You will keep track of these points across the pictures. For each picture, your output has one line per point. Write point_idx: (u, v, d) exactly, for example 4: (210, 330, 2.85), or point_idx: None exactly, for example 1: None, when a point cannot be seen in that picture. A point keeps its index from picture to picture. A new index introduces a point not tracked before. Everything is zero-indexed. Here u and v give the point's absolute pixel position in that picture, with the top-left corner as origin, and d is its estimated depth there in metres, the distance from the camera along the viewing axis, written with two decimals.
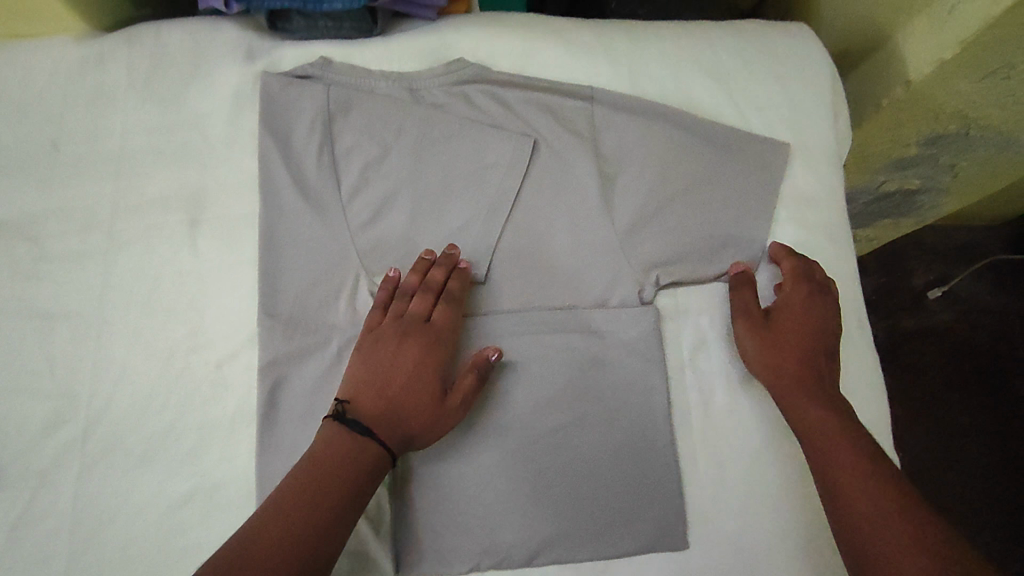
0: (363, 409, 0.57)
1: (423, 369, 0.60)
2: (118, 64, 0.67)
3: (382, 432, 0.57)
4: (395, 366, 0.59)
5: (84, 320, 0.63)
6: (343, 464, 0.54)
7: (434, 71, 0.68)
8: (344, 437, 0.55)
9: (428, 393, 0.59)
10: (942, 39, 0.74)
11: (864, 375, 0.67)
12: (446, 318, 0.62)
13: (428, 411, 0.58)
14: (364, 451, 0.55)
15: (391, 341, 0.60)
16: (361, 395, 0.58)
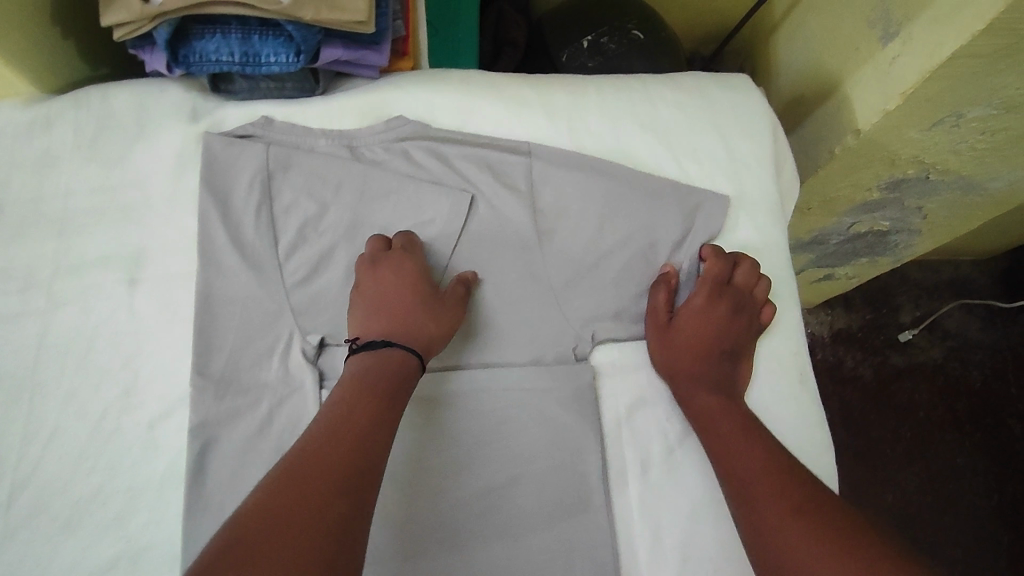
0: (372, 334, 0.61)
1: (407, 282, 0.63)
2: (65, 126, 0.69)
3: (393, 366, 0.57)
4: (381, 290, 0.62)
5: (16, 381, 0.62)
6: (379, 376, 0.56)
7: (373, 128, 0.69)
8: (363, 371, 0.57)
9: (422, 299, 0.63)
10: (886, 89, 0.74)
11: (811, 431, 0.65)
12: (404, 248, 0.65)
13: (429, 311, 0.62)
14: (389, 375, 0.56)
15: (367, 274, 0.64)
16: (364, 326, 0.62)
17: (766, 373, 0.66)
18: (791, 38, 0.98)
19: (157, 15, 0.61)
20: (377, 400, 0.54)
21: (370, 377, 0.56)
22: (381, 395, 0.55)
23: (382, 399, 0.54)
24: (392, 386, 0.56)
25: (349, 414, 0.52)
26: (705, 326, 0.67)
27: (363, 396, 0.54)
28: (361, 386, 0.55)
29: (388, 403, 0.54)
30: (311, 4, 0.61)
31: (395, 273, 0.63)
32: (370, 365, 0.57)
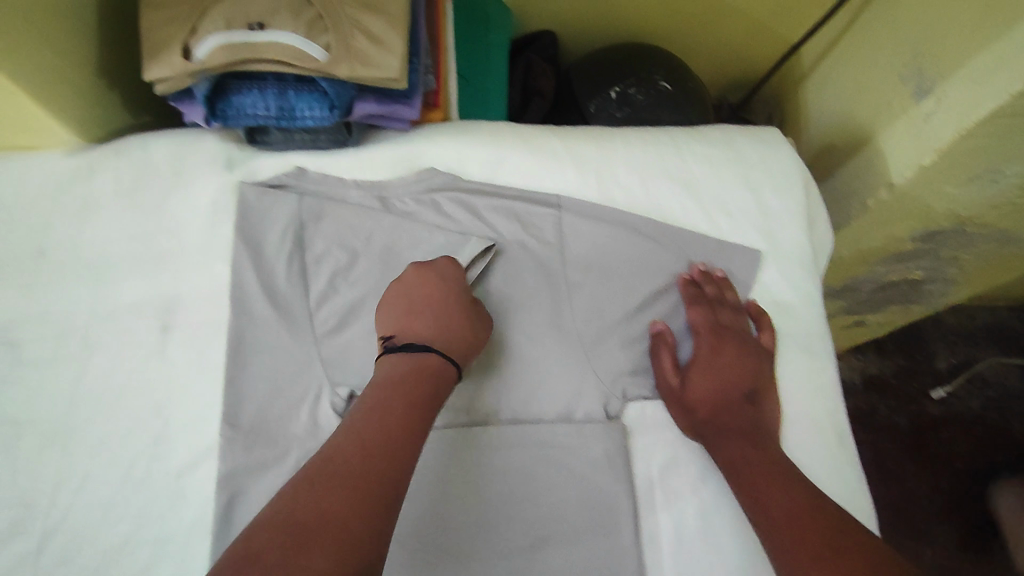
0: (413, 334, 0.57)
1: (454, 288, 0.61)
2: (107, 175, 0.71)
3: (416, 389, 0.52)
4: (425, 295, 0.59)
5: (48, 427, 0.62)
6: (428, 379, 0.53)
7: (406, 180, 0.70)
8: (387, 400, 0.50)
9: (466, 304, 0.60)
10: (921, 145, 0.74)
11: (853, 496, 0.62)
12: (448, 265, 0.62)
13: (473, 320, 0.60)
14: (416, 396, 0.51)
15: (416, 276, 0.61)
16: (403, 326, 0.58)
17: (807, 434, 0.63)
18: (821, 90, 0.98)
19: (197, 71, 0.63)
20: (392, 431, 0.48)
21: (385, 411, 0.49)
22: (394, 424, 0.48)
23: (398, 429, 0.48)
24: (407, 412, 0.50)
25: (361, 451, 0.45)
26: (725, 374, 0.62)
27: (377, 432, 0.47)
28: (377, 420, 0.48)
29: (403, 431, 0.48)
30: (345, 62, 0.63)
31: (439, 279, 0.61)
32: (393, 390, 0.51)
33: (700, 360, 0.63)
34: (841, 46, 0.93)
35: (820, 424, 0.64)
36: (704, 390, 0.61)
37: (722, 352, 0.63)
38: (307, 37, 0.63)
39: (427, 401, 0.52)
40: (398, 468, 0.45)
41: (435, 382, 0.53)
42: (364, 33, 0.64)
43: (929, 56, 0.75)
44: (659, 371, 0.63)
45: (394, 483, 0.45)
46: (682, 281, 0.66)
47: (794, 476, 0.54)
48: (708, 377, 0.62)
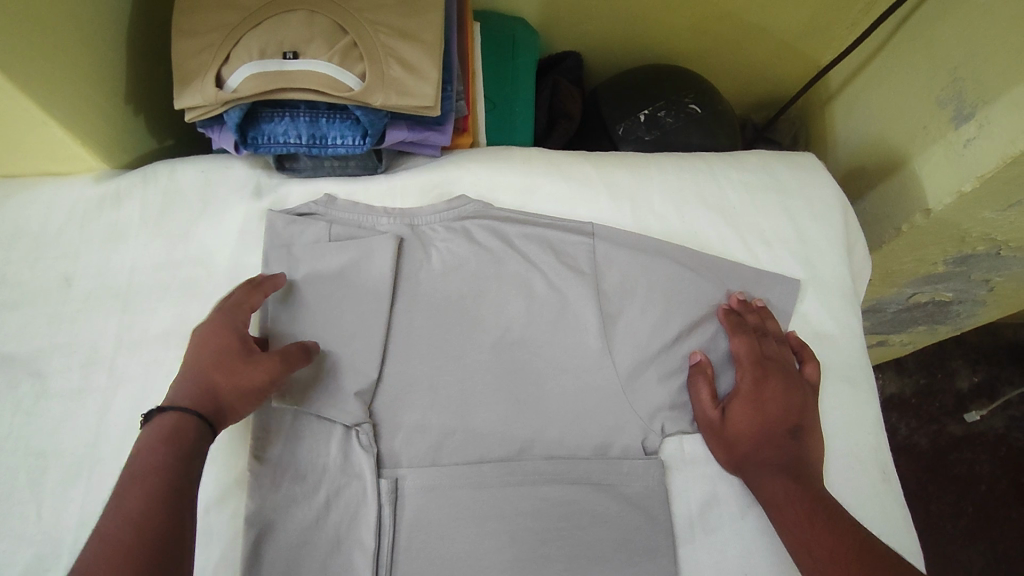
0: (172, 393, 0.52)
1: (223, 341, 0.55)
2: (133, 203, 0.70)
3: (172, 445, 0.47)
4: (192, 350, 0.55)
5: (73, 461, 0.60)
6: (154, 440, 0.47)
7: (435, 207, 0.68)
8: (147, 448, 0.47)
9: (227, 355, 0.54)
10: (960, 171, 0.72)
11: (901, 535, 0.60)
12: (244, 298, 0.59)
13: (226, 370, 0.53)
14: (177, 450, 0.47)
15: (207, 330, 0.56)
16: (174, 382, 0.53)
17: (850, 471, 0.62)
18: (850, 111, 0.97)
19: (230, 101, 0.62)
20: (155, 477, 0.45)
21: (129, 485, 0.44)
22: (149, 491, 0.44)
23: (155, 494, 0.44)
24: (159, 472, 0.45)
25: (108, 550, 0.40)
26: (768, 407, 0.59)
27: (123, 516, 0.42)
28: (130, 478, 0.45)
29: (163, 491, 0.44)
30: (380, 91, 0.62)
31: (211, 331, 0.56)
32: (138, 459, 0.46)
33: (738, 392, 0.61)
34: (872, 68, 0.92)
35: (865, 459, 0.62)
36: (747, 421, 0.59)
37: (765, 385, 0.60)
38: (343, 66, 0.62)
39: (190, 450, 0.48)
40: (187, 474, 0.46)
41: (183, 435, 0.48)
42: (397, 62, 0.63)
43: (968, 80, 0.74)
44: (695, 403, 0.61)
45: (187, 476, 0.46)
46: (722, 309, 0.64)
47: (834, 507, 0.52)
48: (751, 408, 0.59)
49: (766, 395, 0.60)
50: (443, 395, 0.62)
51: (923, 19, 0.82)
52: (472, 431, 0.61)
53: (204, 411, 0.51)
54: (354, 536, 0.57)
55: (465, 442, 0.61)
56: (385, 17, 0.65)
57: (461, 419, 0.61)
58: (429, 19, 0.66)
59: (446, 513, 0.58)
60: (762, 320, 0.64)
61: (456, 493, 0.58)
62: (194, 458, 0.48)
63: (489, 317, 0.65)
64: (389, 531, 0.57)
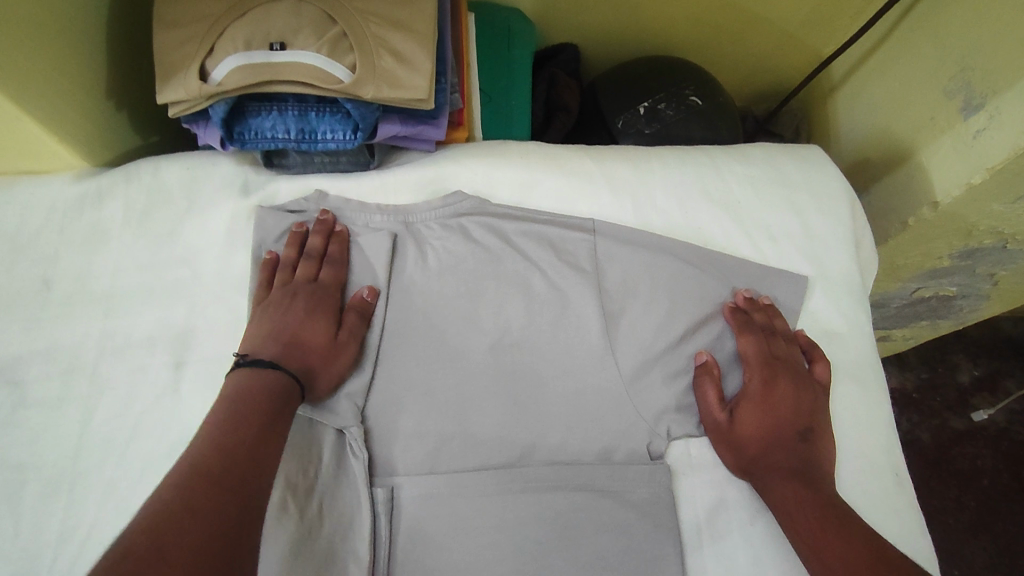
0: (261, 350, 0.56)
1: (317, 317, 0.59)
2: (115, 202, 0.67)
3: (258, 404, 0.50)
4: (289, 319, 0.58)
5: (54, 472, 0.58)
6: (248, 394, 0.51)
7: (429, 204, 0.66)
8: (244, 385, 0.52)
9: (322, 331, 0.58)
10: (969, 163, 0.70)
11: (914, 540, 0.58)
12: (328, 273, 0.62)
13: (322, 347, 0.57)
14: (264, 407, 0.50)
15: (285, 297, 0.60)
16: (259, 343, 0.56)
17: (861, 473, 0.60)
18: (853, 102, 0.95)
19: (215, 94, 0.59)
20: (251, 408, 0.50)
21: (216, 434, 0.47)
22: (235, 442, 0.47)
23: (231, 446, 0.46)
24: (240, 418, 0.49)
25: (210, 452, 0.45)
26: (778, 409, 0.57)
27: (221, 433, 0.47)
28: (234, 402, 0.50)
29: (241, 445, 0.47)
30: (372, 83, 0.60)
31: (307, 304, 0.59)
32: (224, 412, 0.49)
33: (746, 392, 0.59)
34: (877, 58, 0.90)
35: (876, 461, 0.60)
36: (755, 424, 0.57)
37: (774, 387, 0.58)
38: (332, 57, 0.60)
39: (267, 402, 0.51)
40: (277, 415, 0.51)
41: (274, 386, 0.52)
42: (389, 52, 0.61)
43: (977, 70, 0.72)
44: (702, 405, 0.59)
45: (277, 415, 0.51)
46: (731, 307, 0.63)
47: (849, 516, 0.50)
48: (759, 410, 0.57)
49: (777, 394, 0.58)
50: (441, 398, 0.60)
51: (930, 7, 0.80)
52: (471, 437, 0.59)
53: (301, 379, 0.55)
54: (348, 547, 0.55)
55: (464, 450, 0.59)
56: (376, 7, 0.62)
57: (459, 424, 0.59)
58: (421, 8, 0.63)
59: (445, 523, 0.55)
60: (774, 320, 0.63)
61: (454, 501, 0.56)
62: (280, 414, 0.51)
63: (487, 318, 0.62)
64: (385, 543, 0.55)
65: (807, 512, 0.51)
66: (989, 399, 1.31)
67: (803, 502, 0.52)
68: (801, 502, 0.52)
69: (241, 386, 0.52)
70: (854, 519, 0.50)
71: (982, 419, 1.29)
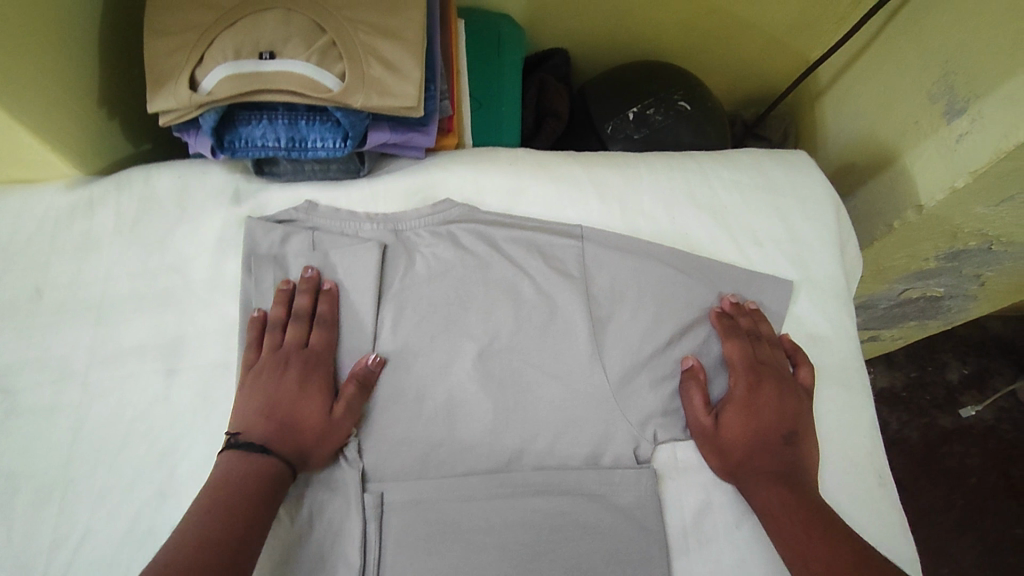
0: (253, 430, 0.55)
1: (312, 392, 0.58)
2: (106, 210, 0.68)
3: (246, 487, 0.51)
4: (283, 391, 0.57)
5: (45, 480, 0.58)
6: (234, 479, 0.51)
7: (419, 212, 0.66)
8: (234, 469, 0.52)
9: (317, 407, 0.57)
10: (952, 167, 0.71)
11: (896, 540, 0.59)
12: (319, 337, 0.61)
13: (317, 425, 0.56)
14: (251, 492, 0.51)
15: (279, 366, 0.59)
16: (253, 420, 0.56)
17: (845, 475, 0.61)
18: (840, 107, 0.96)
19: (205, 104, 0.60)
20: (238, 492, 0.50)
21: (201, 519, 0.48)
22: (217, 529, 0.47)
23: (212, 532, 0.47)
24: (224, 502, 0.49)
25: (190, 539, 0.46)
26: (762, 413, 0.58)
27: (204, 518, 0.48)
28: (222, 485, 0.51)
29: (221, 530, 0.47)
30: (361, 91, 0.60)
31: (301, 376, 0.58)
32: (212, 495, 0.50)
33: (732, 398, 0.60)
34: (863, 62, 0.91)
35: (859, 463, 0.61)
36: (740, 429, 0.58)
37: (759, 393, 0.59)
38: (321, 66, 0.60)
39: (254, 486, 0.51)
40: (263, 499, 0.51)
41: (264, 471, 0.52)
42: (378, 61, 0.61)
43: (960, 75, 0.73)
44: (688, 410, 0.60)
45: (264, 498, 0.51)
46: (717, 311, 0.63)
47: (830, 520, 0.52)
48: (744, 415, 0.58)
49: (763, 400, 0.59)
50: (430, 404, 0.60)
51: (913, 12, 0.81)
52: (461, 442, 0.60)
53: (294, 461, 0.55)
54: (338, 552, 0.56)
55: (454, 455, 0.59)
56: (365, 15, 0.63)
57: (449, 430, 0.60)
58: (410, 17, 0.64)
59: (434, 527, 0.56)
60: (759, 325, 0.63)
61: (443, 506, 0.57)
62: (265, 498, 0.51)
63: (476, 324, 0.63)
64: (375, 549, 0.55)
65: (791, 517, 0.52)
66: (977, 397, 1.33)
67: (786, 506, 0.53)
68: (785, 506, 0.53)
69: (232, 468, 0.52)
70: (844, 534, 0.50)
71: (970, 417, 1.31)
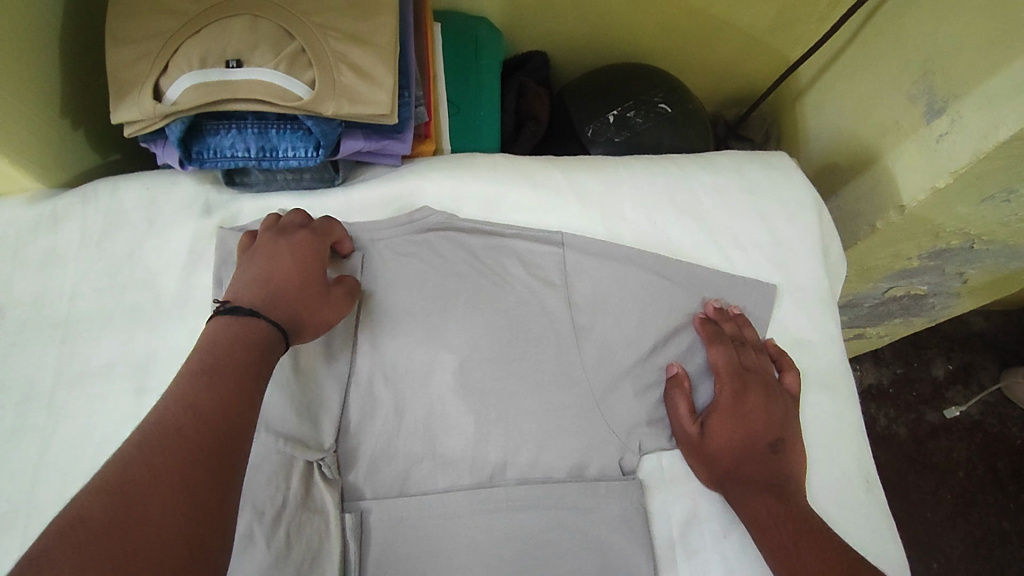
0: (246, 298, 0.50)
1: (305, 266, 0.55)
2: (70, 224, 0.65)
3: (241, 361, 0.45)
4: (275, 265, 0.54)
5: (9, 507, 0.56)
6: (226, 341, 0.46)
7: (394, 221, 0.64)
8: (217, 333, 0.47)
9: (312, 279, 0.54)
10: (933, 167, 0.71)
11: (884, 545, 0.58)
12: (322, 225, 0.60)
13: (309, 298, 0.53)
14: (245, 363, 0.45)
15: (272, 243, 0.56)
16: (242, 292, 0.51)
17: (831, 479, 0.60)
18: (821, 106, 0.96)
19: (170, 114, 0.58)
20: (232, 358, 0.45)
21: (194, 387, 0.42)
22: (216, 390, 0.42)
23: (203, 398, 0.41)
24: (217, 365, 0.44)
25: (182, 401, 0.41)
26: (749, 420, 0.57)
27: (192, 384, 0.42)
28: (210, 349, 0.45)
29: (214, 397, 0.42)
30: (332, 99, 0.59)
31: (294, 254, 0.55)
32: (204, 363, 0.44)
33: (719, 403, 0.59)
34: (844, 61, 0.91)
35: (847, 468, 0.61)
36: (728, 436, 0.57)
37: (746, 401, 0.58)
38: (290, 74, 0.58)
39: (245, 350, 0.46)
40: (257, 368, 0.45)
41: (259, 333, 0.48)
42: (350, 68, 0.60)
43: (939, 74, 0.72)
44: (673, 419, 0.59)
45: (257, 365, 0.46)
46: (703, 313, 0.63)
47: (817, 524, 0.51)
48: (731, 422, 0.57)
49: (751, 399, 0.58)
50: (409, 420, 0.59)
51: (894, 11, 0.81)
52: (441, 457, 0.59)
53: (286, 330, 0.50)
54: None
55: (434, 470, 0.59)
56: (336, 21, 0.61)
57: (428, 445, 0.59)
58: (383, 22, 0.62)
59: (415, 547, 0.56)
60: (746, 331, 0.63)
61: (425, 524, 0.56)
62: (260, 366, 0.46)
63: (455, 332, 0.61)
64: (354, 571, 0.55)
65: (778, 524, 0.52)
66: (961, 393, 1.34)
67: (773, 515, 0.52)
68: (772, 515, 0.52)
69: (216, 331, 0.47)
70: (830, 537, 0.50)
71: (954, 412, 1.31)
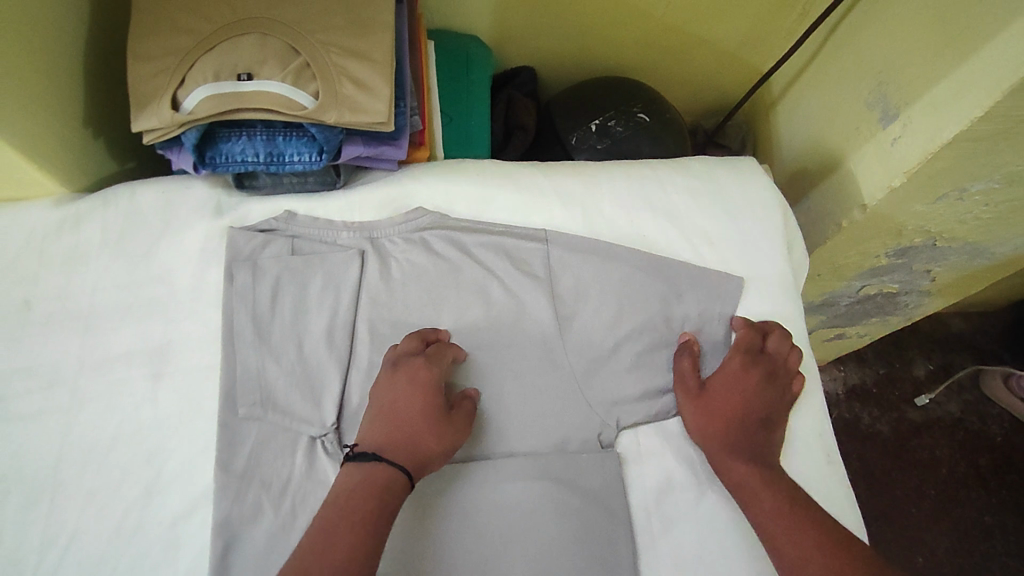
0: (371, 443, 0.57)
1: (424, 396, 0.59)
2: (92, 224, 0.71)
3: (363, 507, 0.52)
4: (396, 399, 0.59)
5: (37, 483, 0.61)
6: (352, 493, 0.53)
7: (393, 220, 0.71)
8: (346, 483, 0.54)
9: (431, 415, 0.58)
10: (890, 169, 0.77)
11: (844, 513, 0.64)
12: (438, 348, 0.63)
13: (430, 432, 0.58)
14: (364, 511, 0.51)
15: (394, 372, 0.60)
16: (370, 432, 0.58)
17: (795, 453, 0.65)
18: (792, 116, 1.02)
19: (186, 122, 0.64)
20: (356, 503, 0.52)
21: (319, 537, 0.50)
22: (336, 540, 0.49)
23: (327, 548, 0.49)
24: (343, 513, 0.51)
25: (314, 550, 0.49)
26: (748, 388, 0.63)
27: (320, 532, 0.50)
28: (338, 493, 0.53)
29: (337, 547, 0.49)
30: (334, 109, 0.65)
31: (411, 384, 0.59)
32: (331, 510, 0.52)
33: (727, 369, 0.64)
34: (810, 73, 0.97)
35: (811, 443, 0.66)
36: (728, 396, 0.62)
37: (752, 372, 0.64)
38: (295, 85, 0.64)
39: (370, 498, 0.52)
40: (379, 513, 0.52)
41: (383, 485, 0.54)
42: (350, 80, 0.66)
43: (893, 84, 0.79)
44: (683, 363, 0.65)
45: (381, 510, 0.52)
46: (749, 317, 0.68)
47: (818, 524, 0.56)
48: (733, 387, 0.63)
49: (763, 382, 0.64)
50: None
51: (852, 26, 0.87)
52: None
53: (411, 469, 0.56)
54: None
55: None
56: (336, 37, 0.67)
57: None
58: (379, 39, 0.68)
59: (411, 514, 0.60)
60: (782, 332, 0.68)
61: (419, 494, 0.61)
62: (383, 512, 0.52)
63: (450, 324, 0.67)
64: None
65: (765, 507, 0.57)
66: (941, 390, 1.39)
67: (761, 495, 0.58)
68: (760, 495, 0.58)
69: (348, 482, 0.54)
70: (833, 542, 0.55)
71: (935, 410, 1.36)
